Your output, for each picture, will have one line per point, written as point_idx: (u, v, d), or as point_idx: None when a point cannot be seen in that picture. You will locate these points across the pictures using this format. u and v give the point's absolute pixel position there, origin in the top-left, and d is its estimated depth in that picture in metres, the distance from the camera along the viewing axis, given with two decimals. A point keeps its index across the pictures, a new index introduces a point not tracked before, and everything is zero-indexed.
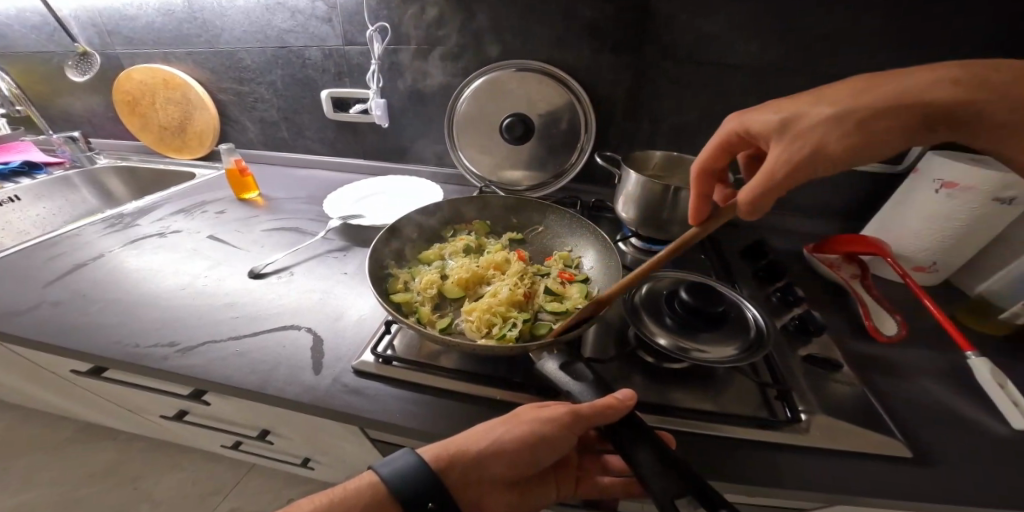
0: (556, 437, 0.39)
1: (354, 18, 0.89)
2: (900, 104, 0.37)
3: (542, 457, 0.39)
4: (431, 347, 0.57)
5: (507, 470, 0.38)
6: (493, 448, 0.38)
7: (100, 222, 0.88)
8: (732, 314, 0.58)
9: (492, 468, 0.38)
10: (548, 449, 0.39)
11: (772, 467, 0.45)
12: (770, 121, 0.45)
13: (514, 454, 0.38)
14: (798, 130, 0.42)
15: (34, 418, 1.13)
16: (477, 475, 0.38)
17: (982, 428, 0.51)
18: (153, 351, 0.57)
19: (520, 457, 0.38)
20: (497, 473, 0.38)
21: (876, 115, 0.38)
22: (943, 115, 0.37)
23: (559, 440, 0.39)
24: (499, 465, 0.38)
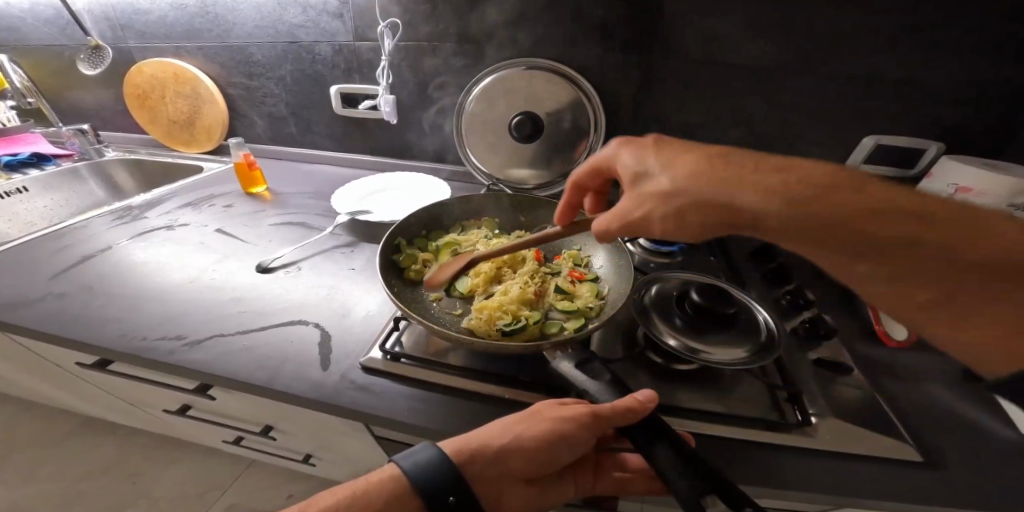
0: (776, 187, 0.36)
1: (364, 14, 0.89)
2: (834, 210, 0.34)
3: (706, 186, 0.40)
4: (438, 344, 0.56)
5: (670, 195, 0.42)
6: (680, 152, 0.45)
7: (108, 215, 0.88)
8: (743, 317, 0.58)
9: (660, 176, 0.44)
10: (732, 179, 0.39)
11: (781, 470, 0.44)
12: (630, 165, 0.48)
13: (696, 174, 0.41)
14: (649, 188, 0.44)
15: (36, 409, 1.14)
16: (647, 176, 0.45)
17: (994, 434, 0.50)
18: (160, 344, 0.57)
19: (712, 191, 0.39)
20: (660, 194, 0.43)
21: (773, 218, 0.36)
22: (823, 214, 0.34)
23: (763, 189, 0.37)
24: (658, 196, 0.43)
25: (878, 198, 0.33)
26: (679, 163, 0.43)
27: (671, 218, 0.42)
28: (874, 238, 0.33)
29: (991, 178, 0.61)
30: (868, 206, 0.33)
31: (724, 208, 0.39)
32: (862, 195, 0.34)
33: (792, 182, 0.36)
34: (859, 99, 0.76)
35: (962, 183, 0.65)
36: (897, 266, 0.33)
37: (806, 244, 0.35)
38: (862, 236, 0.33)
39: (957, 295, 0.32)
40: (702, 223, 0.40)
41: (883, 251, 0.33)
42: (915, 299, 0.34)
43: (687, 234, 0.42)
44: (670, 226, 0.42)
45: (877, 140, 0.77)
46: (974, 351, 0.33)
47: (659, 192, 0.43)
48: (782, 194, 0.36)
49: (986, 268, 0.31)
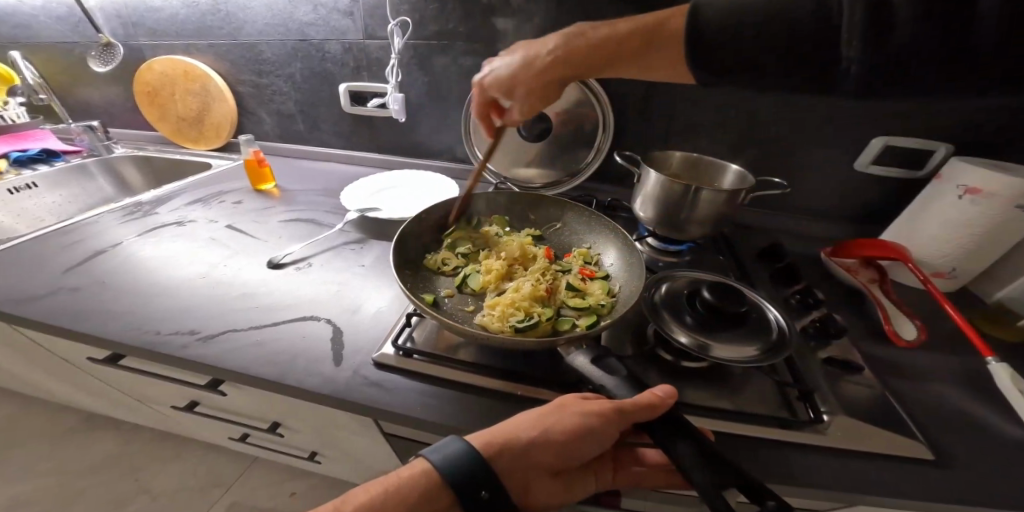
0: (554, 58, 0.62)
1: (375, 13, 0.89)
2: (579, 54, 0.61)
3: (542, 57, 0.63)
4: (450, 340, 0.57)
5: (517, 78, 0.65)
6: (505, 71, 0.67)
7: (118, 210, 0.88)
8: (755, 315, 0.58)
9: (511, 77, 0.66)
10: (538, 55, 0.63)
11: (793, 467, 0.44)
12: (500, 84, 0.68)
13: (529, 71, 0.64)
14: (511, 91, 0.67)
15: (42, 405, 1.14)
16: (511, 82, 0.66)
17: (1003, 432, 0.51)
18: (173, 339, 0.57)
19: (547, 73, 0.63)
20: (528, 89, 0.65)
21: (574, 63, 0.62)
22: (578, 52, 0.61)
23: (553, 52, 0.62)
24: (528, 85, 0.65)
25: (608, 39, 0.59)
26: (550, 45, 0.63)
27: (549, 93, 0.66)
28: (610, 52, 0.59)
29: (1001, 179, 0.62)
30: (627, 35, 0.58)
31: (564, 77, 0.64)
32: (614, 29, 0.59)
33: (577, 47, 0.61)
34: None
35: (971, 185, 0.65)
36: (625, 60, 0.59)
37: (615, 65, 0.60)
38: (614, 50, 0.59)
39: (669, 49, 0.56)
40: (555, 84, 0.65)
41: (621, 53, 0.59)
42: (651, 62, 0.59)
43: (548, 96, 0.66)
44: (548, 95, 0.66)
45: (887, 141, 0.77)
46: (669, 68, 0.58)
47: (528, 85, 0.65)
48: (572, 55, 0.62)
49: (675, 37, 0.55)
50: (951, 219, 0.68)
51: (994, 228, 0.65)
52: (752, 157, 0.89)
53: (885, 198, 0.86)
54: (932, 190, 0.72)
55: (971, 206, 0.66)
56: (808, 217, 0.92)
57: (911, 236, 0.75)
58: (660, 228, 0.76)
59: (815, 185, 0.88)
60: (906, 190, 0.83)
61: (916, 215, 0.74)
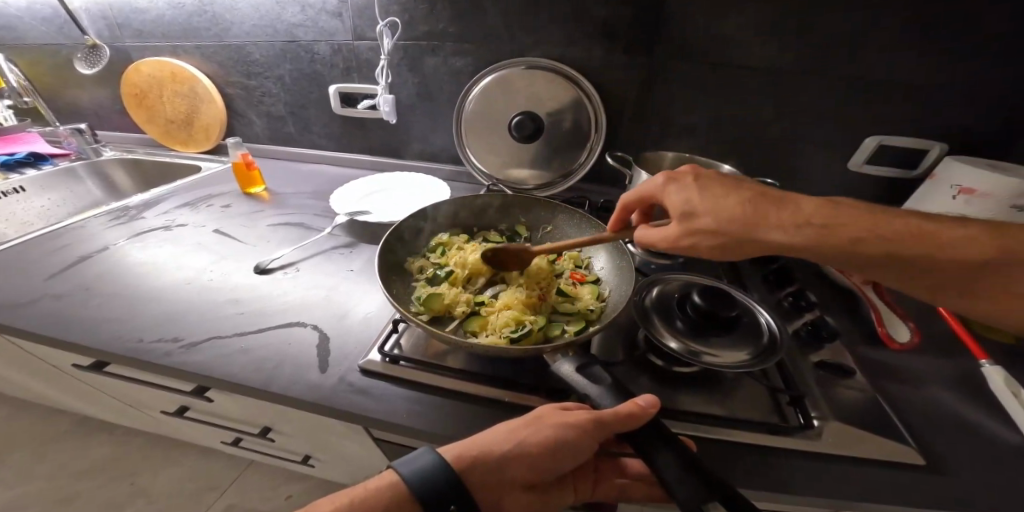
0: (804, 226, 0.43)
1: (364, 13, 0.88)
2: (878, 234, 0.42)
3: (774, 236, 0.44)
4: (438, 347, 0.56)
5: (728, 231, 0.45)
6: (718, 188, 0.47)
7: (105, 214, 0.87)
8: (745, 318, 0.58)
9: (706, 213, 0.46)
10: (783, 219, 0.44)
11: (783, 473, 0.44)
12: (682, 203, 0.48)
13: (737, 218, 0.45)
14: (690, 231, 0.47)
15: (33, 410, 1.13)
16: (697, 216, 0.47)
17: (996, 437, 0.50)
18: (156, 347, 0.56)
19: (749, 236, 0.44)
20: (710, 231, 0.46)
21: (821, 250, 0.43)
22: (882, 242, 0.42)
23: (805, 228, 0.43)
24: (710, 234, 0.46)
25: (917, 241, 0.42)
26: (724, 206, 0.46)
27: (723, 249, 0.46)
28: (928, 262, 0.42)
29: (994, 179, 0.61)
30: (915, 235, 0.42)
31: (759, 244, 0.45)
32: (892, 226, 0.42)
33: (808, 223, 0.43)
34: (861, 99, 0.76)
35: (965, 185, 0.65)
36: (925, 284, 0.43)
37: (879, 272, 0.44)
38: (933, 263, 0.42)
39: (966, 286, 0.42)
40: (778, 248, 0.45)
41: (925, 259, 0.41)
42: (926, 285, 0.43)
43: (740, 252, 0.46)
44: (742, 249, 0.46)
45: (880, 140, 0.77)
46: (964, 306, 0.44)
47: (710, 231, 0.46)
48: (818, 226, 0.43)
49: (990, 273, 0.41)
50: None
51: None
52: (746, 157, 0.88)
53: (879, 198, 0.85)
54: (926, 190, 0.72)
55: (965, 206, 0.65)
56: None
57: None
58: None
59: (808, 185, 0.88)
60: (900, 190, 0.83)
61: None
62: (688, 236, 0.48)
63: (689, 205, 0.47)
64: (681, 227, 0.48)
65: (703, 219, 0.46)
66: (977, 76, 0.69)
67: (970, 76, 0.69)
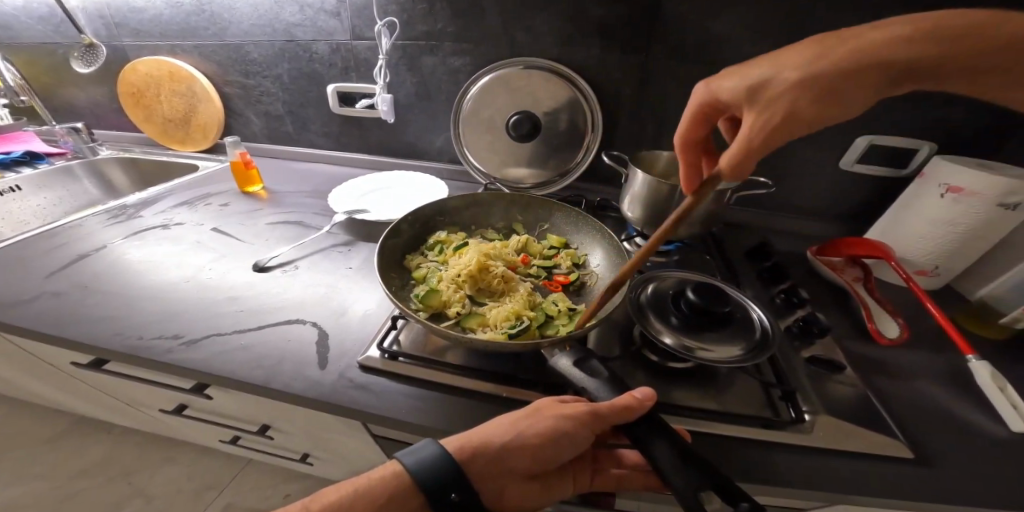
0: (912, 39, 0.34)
1: (362, 13, 0.89)
2: (976, 35, 0.33)
3: (872, 63, 0.35)
4: (437, 343, 0.57)
5: (819, 70, 0.37)
6: (786, 49, 0.39)
7: (103, 213, 0.87)
8: (738, 315, 0.59)
9: (780, 71, 0.39)
10: (877, 46, 0.35)
11: (775, 466, 0.45)
12: (735, 90, 0.42)
13: (824, 55, 0.37)
14: (771, 93, 0.39)
15: (28, 411, 1.12)
16: (765, 86, 0.40)
17: (982, 430, 0.51)
18: (157, 344, 0.56)
19: (852, 71, 0.36)
20: (789, 113, 0.38)
21: (910, 61, 0.35)
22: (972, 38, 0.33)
23: (910, 40, 0.34)
24: (798, 84, 0.37)
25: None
26: (785, 71, 0.38)
27: (819, 103, 0.38)
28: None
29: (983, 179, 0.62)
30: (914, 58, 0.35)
31: (857, 75, 0.36)
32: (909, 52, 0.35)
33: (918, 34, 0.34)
34: None
35: (953, 184, 0.66)
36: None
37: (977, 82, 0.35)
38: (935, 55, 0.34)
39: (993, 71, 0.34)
40: (839, 102, 0.37)
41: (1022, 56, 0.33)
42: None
43: (793, 129, 0.39)
44: (806, 115, 0.38)
45: (871, 140, 0.78)
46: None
47: (792, 84, 0.38)
48: (924, 37, 0.34)
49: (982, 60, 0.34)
50: (934, 217, 0.69)
51: (976, 228, 0.66)
52: None
53: (870, 197, 0.87)
54: (916, 189, 0.73)
55: (954, 204, 0.66)
56: (795, 215, 0.93)
57: (893, 236, 0.77)
58: (647, 229, 0.77)
59: (801, 184, 0.89)
60: (890, 189, 0.85)
61: (901, 215, 0.75)
62: (761, 136, 0.39)
63: (751, 82, 0.41)
64: (751, 117, 0.40)
65: (772, 89, 0.39)
66: None
67: None
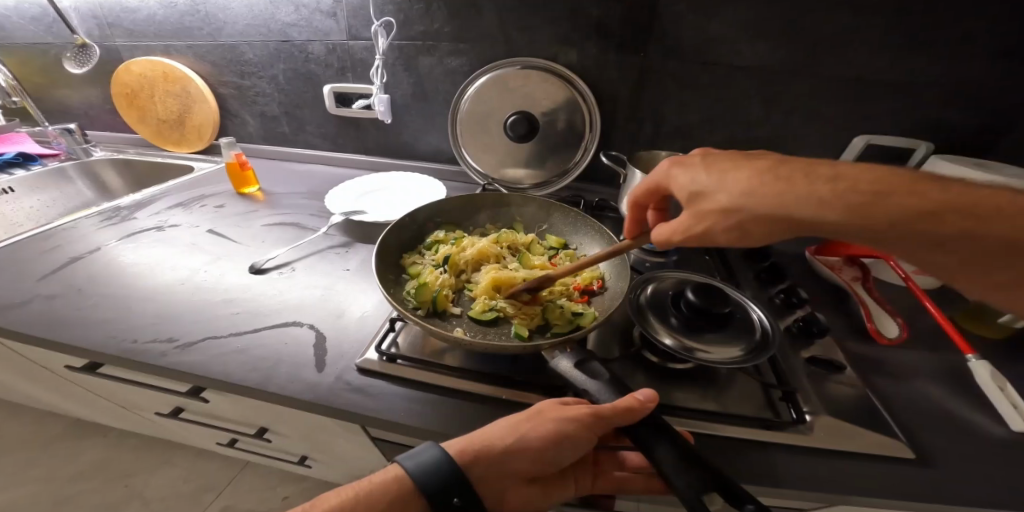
0: (834, 195, 0.36)
1: (358, 13, 0.88)
2: (897, 200, 0.35)
3: (801, 205, 0.37)
4: (435, 345, 0.56)
5: (739, 203, 0.40)
6: (735, 165, 0.42)
7: (96, 215, 0.87)
8: (738, 315, 0.58)
9: (717, 190, 0.42)
10: (802, 185, 0.37)
11: (777, 467, 0.45)
12: (689, 184, 0.45)
13: (756, 187, 0.39)
14: (702, 210, 0.43)
15: (22, 415, 1.11)
16: (708, 194, 0.43)
17: (982, 429, 0.51)
18: (151, 347, 0.56)
19: (781, 207, 0.38)
20: (721, 209, 0.41)
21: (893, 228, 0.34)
22: (900, 202, 0.34)
23: (833, 199, 0.36)
24: (721, 210, 0.41)
25: (950, 196, 0.34)
26: (735, 180, 0.41)
27: (744, 230, 0.41)
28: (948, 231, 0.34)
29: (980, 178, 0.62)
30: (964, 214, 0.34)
31: (788, 217, 0.38)
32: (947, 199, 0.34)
33: (847, 185, 0.36)
34: (853, 101, 0.77)
35: None
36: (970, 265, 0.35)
37: (910, 254, 0.36)
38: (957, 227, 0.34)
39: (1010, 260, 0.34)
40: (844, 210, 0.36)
41: (964, 219, 0.34)
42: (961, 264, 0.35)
43: (780, 228, 0.39)
44: (801, 217, 0.37)
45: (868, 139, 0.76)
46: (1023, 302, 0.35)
47: (720, 209, 0.41)
48: (862, 189, 0.35)
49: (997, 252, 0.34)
50: None
51: None
52: None
53: None
54: None
55: None
56: None
57: None
58: None
59: None
60: None
61: None
62: (701, 219, 0.43)
63: (696, 184, 0.44)
64: (690, 210, 0.44)
65: (716, 196, 0.42)
66: (959, 78, 0.71)
67: (952, 78, 0.71)
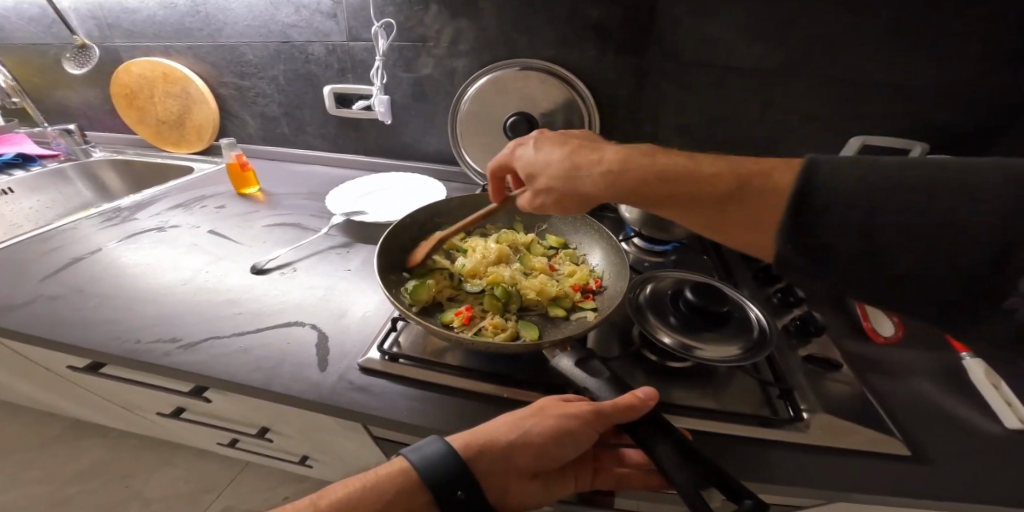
0: (603, 170, 0.46)
1: (358, 15, 0.88)
2: (642, 171, 0.43)
3: (586, 180, 0.47)
4: (437, 344, 0.57)
5: (561, 185, 0.50)
6: (553, 141, 0.53)
7: (96, 215, 0.87)
8: (735, 314, 0.59)
9: (542, 170, 0.52)
10: (583, 158, 0.48)
11: (775, 464, 0.45)
12: (525, 164, 0.55)
13: (558, 169, 0.50)
14: (536, 188, 0.53)
15: (22, 416, 1.11)
16: (536, 172, 0.53)
17: (976, 427, 0.52)
18: (154, 347, 0.56)
19: (571, 184, 0.49)
20: (545, 188, 0.52)
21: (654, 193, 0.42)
22: (668, 182, 0.41)
23: (600, 169, 0.46)
24: (548, 190, 0.52)
25: (673, 166, 0.41)
26: (547, 159, 0.52)
27: (560, 202, 0.51)
28: (694, 194, 0.39)
29: None
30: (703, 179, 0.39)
31: (582, 193, 0.48)
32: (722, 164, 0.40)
33: (608, 162, 0.45)
34: (849, 101, 0.78)
35: None
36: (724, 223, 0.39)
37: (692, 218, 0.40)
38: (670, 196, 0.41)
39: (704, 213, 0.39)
40: (608, 185, 0.45)
41: (678, 190, 0.40)
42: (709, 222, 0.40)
43: (587, 199, 0.49)
44: (586, 186, 0.47)
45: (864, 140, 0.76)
46: (741, 243, 0.39)
47: (544, 187, 0.52)
48: (616, 164, 0.45)
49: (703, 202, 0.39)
50: None
51: None
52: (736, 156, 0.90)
53: None
54: None
55: None
56: None
57: None
58: (645, 229, 0.77)
59: None
60: None
61: None
62: (538, 195, 0.54)
63: (529, 161, 0.54)
64: (530, 188, 0.55)
65: (541, 176, 0.52)
66: (953, 79, 0.72)
67: (946, 79, 0.72)
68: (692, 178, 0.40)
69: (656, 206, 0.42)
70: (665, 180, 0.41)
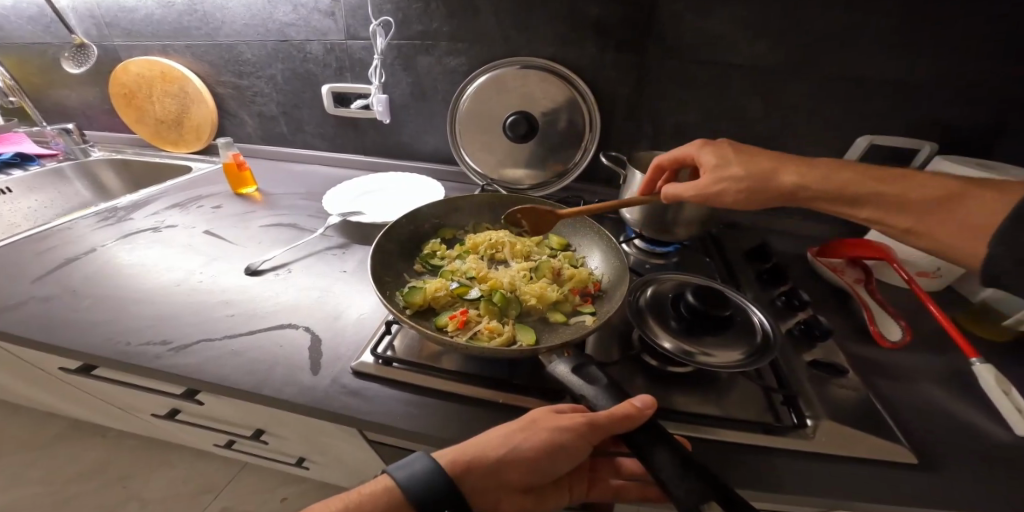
0: (811, 171, 0.54)
1: (356, 13, 0.88)
2: (846, 179, 0.52)
3: (789, 175, 0.55)
4: (432, 348, 0.56)
5: (751, 175, 0.57)
6: (746, 150, 0.59)
7: (93, 215, 0.86)
8: (739, 318, 0.58)
9: (733, 165, 0.58)
10: (789, 165, 0.56)
11: (779, 472, 0.44)
12: (711, 160, 0.60)
13: (755, 165, 0.57)
14: (719, 178, 0.58)
15: (23, 415, 1.11)
16: (722, 166, 0.59)
17: (987, 434, 0.50)
18: (145, 350, 0.55)
19: (769, 177, 0.56)
20: (735, 177, 0.57)
21: (874, 193, 0.50)
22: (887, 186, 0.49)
23: (808, 173, 0.54)
24: (737, 180, 0.57)
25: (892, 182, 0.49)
26: (744, 160, 0.58)
27: (742, 191, 0.57)
28: (919, 202, 0.47)
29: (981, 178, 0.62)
30: (936, 193, 0.47)
31: (775, 190, 0.56)
32: (936, 185, 0.47)
33: (807, 167, 0.55)
34: (855, 100, 0.76)
35: None
36: (942, 222, 0.46)
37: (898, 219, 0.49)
38: (893, 197, 0.49)
39: (942, 215, 0.46)
40: (824, 186, 0.53)
41: (890, 194, 0.49)
42: (912, 220, 0.48)
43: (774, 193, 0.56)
44: (783, 183, 0.55)
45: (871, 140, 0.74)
46: (949, 247, 0.46)
47: (732, 177, 0.57)
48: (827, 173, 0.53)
49: (942, 207, 0.46)
50: None
51: None
52: None
53: None
54: None
55: None
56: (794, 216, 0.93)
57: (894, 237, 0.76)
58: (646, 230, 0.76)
59: None
60: None
61: None
62: (718, 183, 0.58)
63: (715, 159, 0.60)
64: (709, 175, 0.59)
65: (729, 168, 0.58)
66: (961, 75, 0.70)
67: (955, 76, 0.70)
68: (909, 189, 0.48)
69: (870, 203, 0.51)
70: (879, 184, 0.50)
